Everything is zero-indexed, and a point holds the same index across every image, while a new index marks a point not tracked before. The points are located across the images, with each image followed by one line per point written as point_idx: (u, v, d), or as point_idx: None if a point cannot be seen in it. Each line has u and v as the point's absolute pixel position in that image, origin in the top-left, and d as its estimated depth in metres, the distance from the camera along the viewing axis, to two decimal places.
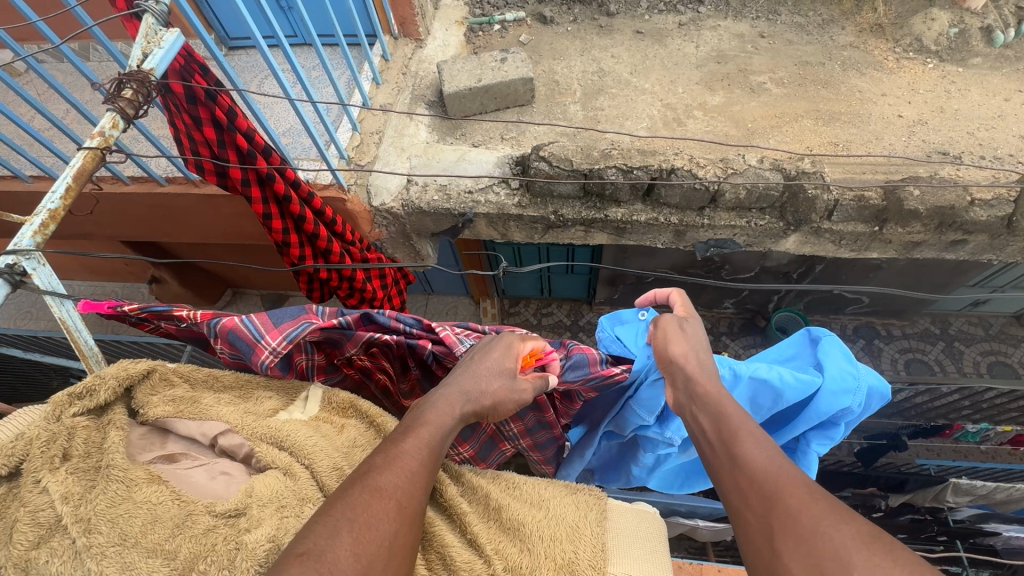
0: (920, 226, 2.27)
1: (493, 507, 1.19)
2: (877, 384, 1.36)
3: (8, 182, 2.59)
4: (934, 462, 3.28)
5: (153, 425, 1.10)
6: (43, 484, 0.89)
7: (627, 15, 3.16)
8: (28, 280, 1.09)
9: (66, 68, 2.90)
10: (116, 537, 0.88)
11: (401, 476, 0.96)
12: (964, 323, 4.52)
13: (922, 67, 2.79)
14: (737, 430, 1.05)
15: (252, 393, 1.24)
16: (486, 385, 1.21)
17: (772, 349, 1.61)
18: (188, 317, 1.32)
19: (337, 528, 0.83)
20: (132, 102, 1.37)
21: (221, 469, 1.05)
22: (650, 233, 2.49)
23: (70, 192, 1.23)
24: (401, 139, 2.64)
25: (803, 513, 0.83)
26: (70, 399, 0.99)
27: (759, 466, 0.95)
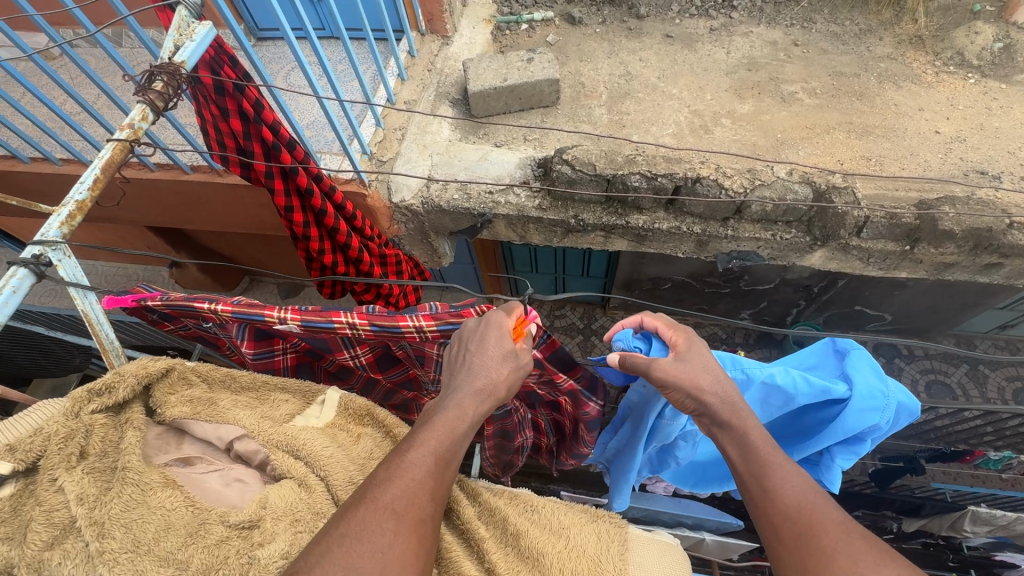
0: (953, 247, 2.20)
1: (511, 532, 1.17)
2: (908, 401, 1.37)
3: (38, 165, 2.65)
4: (951, 487, 3.20)
5: (169, 425, 1.12)
6: (59, 483, 0.89)
7: (658, 18, 3.11)
8: (53, 271, 1.10)
9: (99, 54, 2.95)
10: (129, 543, 0.88)
11: (402, 487, 0.97)
12: (991, 346, 4.38)
13: (963, 82, 2.70)
14: (768, 464, 1.10)
15: (268, 395, 1.24)
16: (496, 375, 1.17)
17: (790, 355, 1.58)
18: (209, 307, 1.32)
19: (330, 545, 0.87)
20: (162, 95, 1.38)
21: (235, 476, 1.06)
22: (671, 241, 2.45)
23: (97, 183, 1.24)
24: (423, 136, 2.64)
25: (841, 557, 0.94)
26: (89, 395, 0.98)
27: (796, 505, 1.03)
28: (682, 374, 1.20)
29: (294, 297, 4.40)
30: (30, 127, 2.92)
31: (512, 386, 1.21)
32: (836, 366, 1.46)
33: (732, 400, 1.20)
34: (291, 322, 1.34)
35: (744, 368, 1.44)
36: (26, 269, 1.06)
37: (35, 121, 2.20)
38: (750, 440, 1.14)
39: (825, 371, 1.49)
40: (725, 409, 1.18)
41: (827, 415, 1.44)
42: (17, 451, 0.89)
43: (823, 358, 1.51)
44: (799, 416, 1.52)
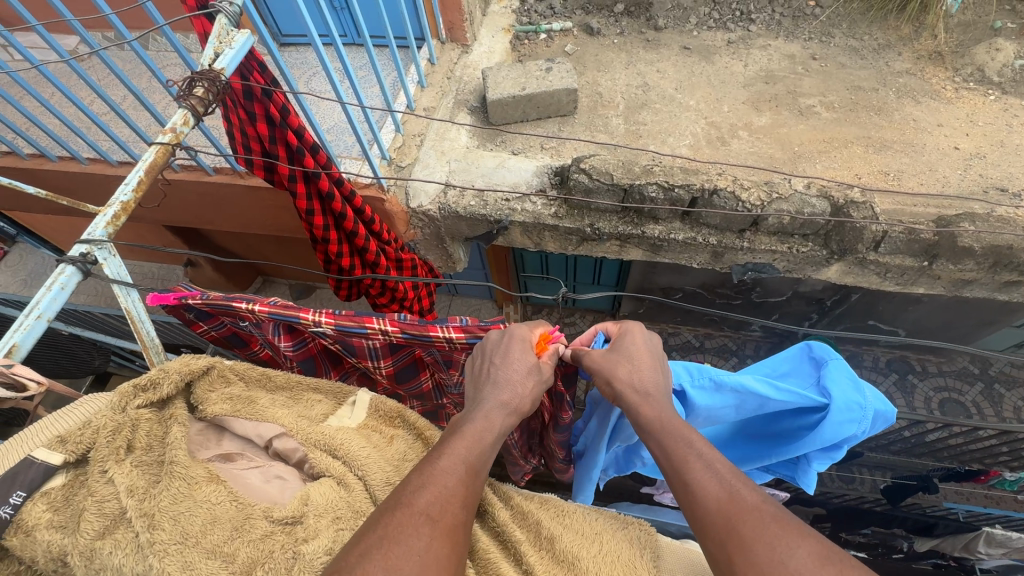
0: (972, 264, 2.19)
1: (545, 536, 1.18)
2: (885, 407, 1.36)
3: (66, 163, 2.71)
4: (965, 507, 3.15)
5: (209, 421, 1.14)
6: (110, 475, 0.91)
7: (676, 30, 3.12)
8: (99, 269, 1.17)
9: (128, 57, 3.03)
10: (178, 535, 0.89)
11: (435, 494, 0.96)
12: (1006, 364, 4.33)
13: (983, 98, 2.69)
14: (688, 454, 1.06)
15: (302, 395, 1.28)
16: (522, 390, 1.21)
17: (768, 362, 1.60)
18: (246, 307, 1.35)
19: (370, 548, 0.85)
20: (203, 101, 1.42)
21: (275, 473, 1.07)
22: (686, 252, 2.45)
23: (140, 185, 1.29)
24: (441, 143, 2.67)
25: (758, 544, 0.88)
26: (135, 390, 1.02)
27: (714, 495, 0.98)
28: (606, 364, 1.29)
29: (307, 298, 4.44)
30: (60, 127, 2.99)
31: (537, 403, 1.25)
32: (812, 375, 1.47)
33: (647, 393, 1.21)
34: (324, 325, 1.38)
35: (712, 375, 1.46)
36: (73, 268, 1.12)
37: (69, 122, 2.26)
38: (667, 433, 1.12)
39: (800, 379, 1.50)
40: (637, 399, 1.21)
41: (808, 424, 1.43)
42: (68, 443, 0.93)
43: (797, 365, 1.53)
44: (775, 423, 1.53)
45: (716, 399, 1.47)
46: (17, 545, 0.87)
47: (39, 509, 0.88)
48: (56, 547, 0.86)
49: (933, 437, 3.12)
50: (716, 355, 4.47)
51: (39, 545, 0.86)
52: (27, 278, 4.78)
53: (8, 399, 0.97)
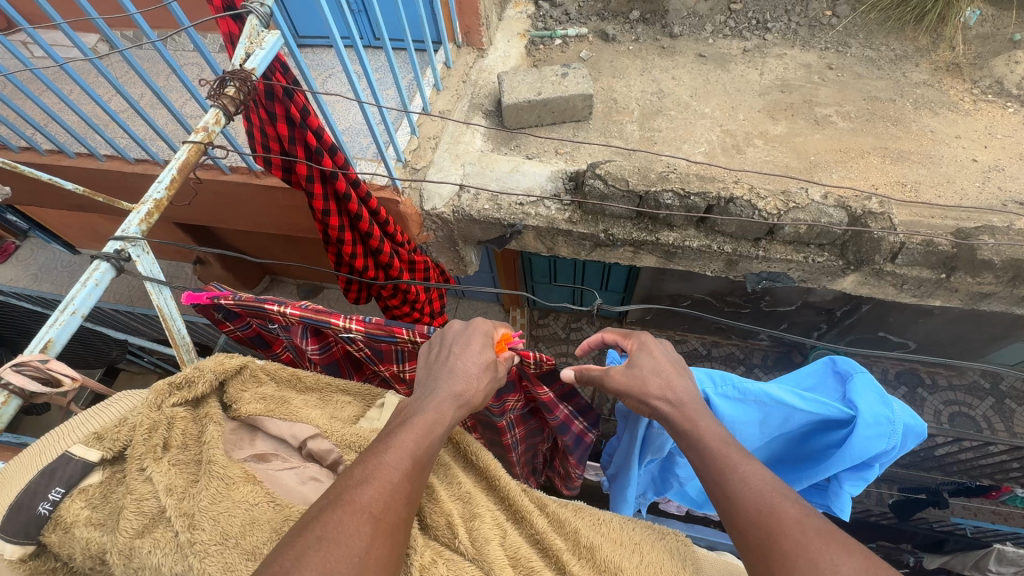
0: (991, 277, 2.17)
1: (583, 545, 1.14)
2: (915, 423, 1.33)
3: (84, 160, 2.73)
4: (973, 523, 3.12)
5: (242, 421, 1.14)
6: (148, 473, 0.90)
7: (691, 37, 3.12)
8: (132, 266, 1.18)
9: (148, 56, 3.06)
10: (218, 535, 0.86)
11: (379, 489, 0.89)
12: (1018, 379, 4.28)
13: (1002, 110, 2.67)
14: (726, 465, 1.04)
15: (331, 397, 1.27)
16: (476, 382, 1.15)
17: (792, 375, 1.59)
18: (277, 310, 1.35)
19: (306, 548, 0.78)
20: (234, 101, 1.43)
21: (311, 474, 1.05)
22: (700, 260, 2.44)
23: (174, 183, 1.30)
24: (456, 146, 2.67)
25: (800, 559, 0.87)
26: (170, 388, 1.02)
27: (754, 506, 0.97)
28: (631, 382, 1.27)
29: (315, 298, 4.45)
30: (78, 123, 3.01)
31: (489, 396, 1.19)
32: (839, 388, 1.45)
33: (682, 404, 1.20)
34: (354, 330, 1.37)
35: (737, 385, 1.47)
36: (107, 264, 1.14)
37: (89, 119, 2.28)
38: (707, 444, 1.11)
39: (827, 392, 1.48)
40: (676, 412, 1.19)
41: (835, 439, 1.41)
42: (104, 440, 0.92)
43: (822, 380, 1.51)
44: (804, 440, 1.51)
45: (739, 410, 1.47)
46: (56, 542, 0.86)
47: (77, 506, 0.87)
48: (95, 545, 0.85)
49: (944, 451, 3.08)
50: (723, 363, 4.44)
51: (77, 542, 0.85)
52: (37, 272, 4.81)
53: (44, 395, 0.97)
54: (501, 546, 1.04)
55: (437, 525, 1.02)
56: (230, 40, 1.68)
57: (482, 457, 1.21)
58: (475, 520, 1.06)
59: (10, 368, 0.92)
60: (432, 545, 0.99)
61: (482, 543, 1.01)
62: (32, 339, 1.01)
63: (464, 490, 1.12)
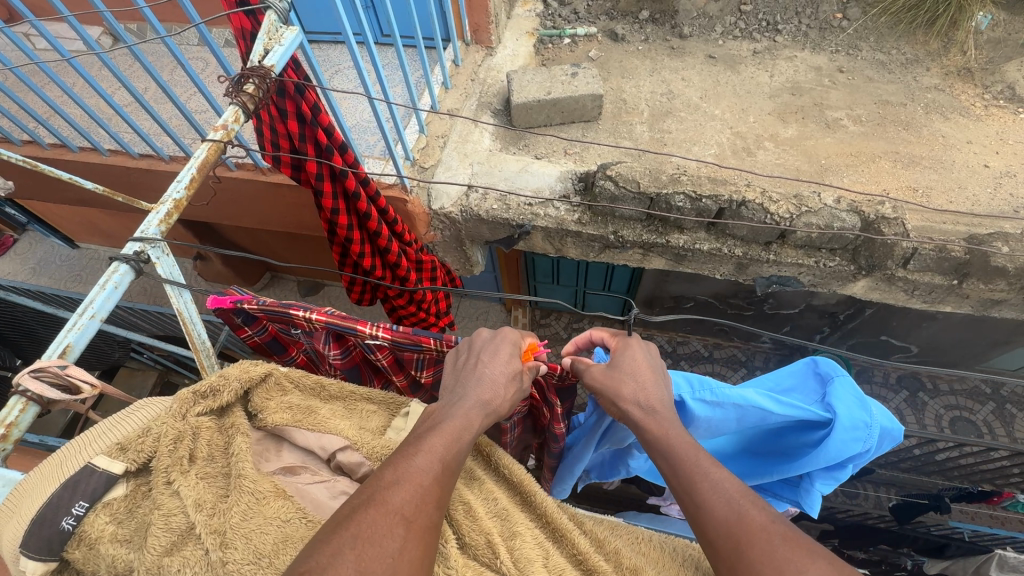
0: (1003, 284, 2.17)
1: (626, 566, 1.00)
2: (892, 426, 1.31)
3: (88, 155, 2.70)
4: (971, 527, 3.10)
5: (268, 431, 1.10)
6: (176, 487, 0.88)
7: (700, 38, 3.10)
8: (152, 268, 1.16)
9: (154, 50, 3.03)
10: (251, 555, 0.84)
11: (411, 492, 0.88)
12: (1019, 385, 4.28)
13: (1013, 116, 2.66)
14: (696, 471, 1.00)
15: (355, 405, 1.24)
16: (502, 391, 1.14)
17: (769, 375, 1.55)
18: (302, 315, 1.33)
19: (341, 546, 0.77)
20: (253, 99, 1.41)
21: (341, 489, 1.03)
22: (710, 263, 2.43)
23: (193, 182, 1.29)
24: (464, 145, 2.65)
25: (767, 566, 0.85)
26: (195, 397, 1.01)
27: (723, 515, 0.94)
28: (610, 381, 1.20)
29: (316, 295, 4.42)
30: (81, 117, 2.98)
31: (515, 407, 1.18)
32: (816, 390, 1.41)
33: (653, 409, 1.14)
34: (380, 337, 1.37)
35: (714, 389, 1.40)
36: (127, 266, 1.13)
37: (94, 114, 2.24)
38: (679, 449, 1.05)
39: (804, 394, 1.45)
40: (646, 418, 1.13)
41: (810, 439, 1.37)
42: (128, 451, 0.90)
43: (802, 381, 1.47)
44: (777, 436, 1.46)
45: (718, 412, 1.41)
46: (80, 558, 0.84)
47: (102, 521, 0.85)
48: (121, 562, 0.83)
49: (948, 456, 3.08)
50: (725, 366, 4.43)
51: (103, 559, 0.83)
52: (36, 267, 4.78)
53: (62, 401, 0.97)
54: (544, 568, 0.95)
55: (477, 544, 0.95)
56: (242, 35, 1.65)
57: (515, 470, 1.11)
58: (515, 539, 0.98)
59: (28, 376, 0.91)
60: (473, 566, 0.92)
61: (525, 565, 0.94)
62: (50, 344, 1.00)
63: (501, 506, 1.03)
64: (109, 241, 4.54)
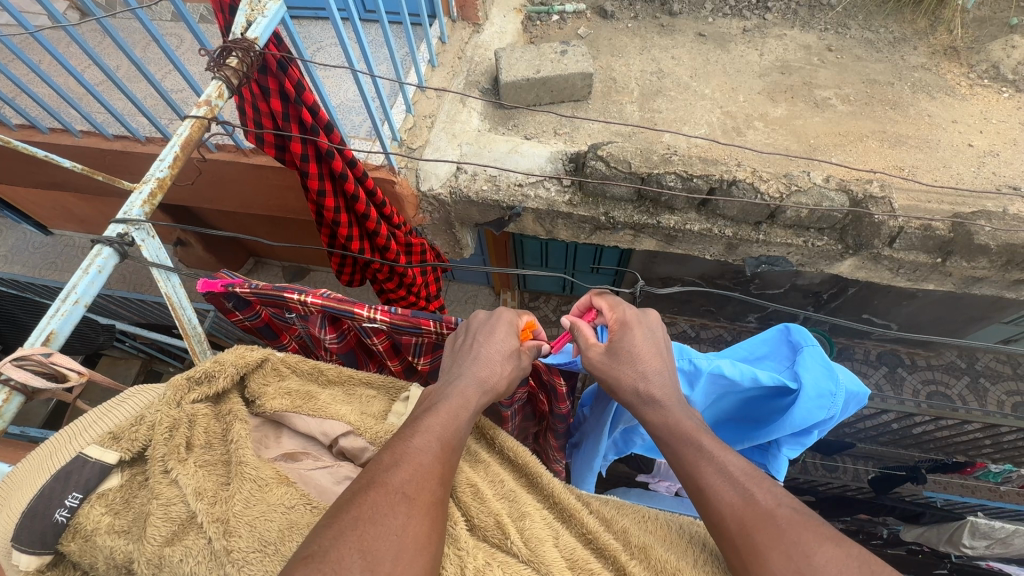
0: (985, 262, 2.21)
1: (636, 545, 0.99)
2: (857, 389, 1.30)
3: (58, 136, 2.59)
4: (943, 496, 3.19)
5: (266, 417, 1.09)
6: (175, 476, 0.86)
7: (691, 16, 3.06)
8: (137, 251, 1.12)
9: (126, 25, 2.91)
10: (256, 542, 0.81)
11: (411, 471, 0.88)
12: (993, 359, 4.43)
13: (997, 96, 2.69)
14: (698, 458, 1.02)
15: (354, 390, 1.21)
16: (498, 369, 1.13)
17: (745, 343, 1.52)
18: (298, 299, 1.31)
19: (343, 528, 0.77)
20: (237, 73, 1.36)
21: (345, 474, 1.01)
22: (700, 243, 2.43)
23: (176, 161, 1.25)
24: (452, 125, 2.59)
25: (773, 551, 0.87)
26: (189, 383, 0.98)
27: (728, 500, 0.95)
28: (609, 371, 1.20)
29: (302, 280, 4.35)
30: (50, 96, 2.86)
31: (513, 386, 1.17)
32: (788, 358, 1.38)
33: (652, 399, 1.14)
34: (378, 321, 1.35)
35: (691, 359, 1.39)
36: (111, 249, 1.09)
37: (63, 91, 2.13)
38: (680, 436, 1.07)
39: (776, 363, 1.42)
40: (646, 407, 1.13)
41: (778, 406, 1.34)
42: (122, 440, 0.88)
43: (775, 349, 1.44)
44: (752, 405, 1.43)
45: (692, 387, 1.41)
46: (76, 551, 0.82)
47: (98, 512, 0.83)
48: (120, 553, 0.80)
49: (924, 429, 3.19)
50: (712, 345, 4.49)
51: (101, 551, 0.81)
52: (7, 255, 4.63)
53: (47, 391, 0.93)
54: (556, 547, 0.94)
55: (486, 525, 0.94)
56: (221, 8, 1.58)
57: (519, 453, 1.12)
58: (524, 519, 0.97)
59: (10, 364, 0.88)
60: (484, 547, 0.92)
61: (536, 544, 0.93)
62: (33, 331, 0.96)
63: (508, 488, 1.03)
64: (84, 226, 4.40)
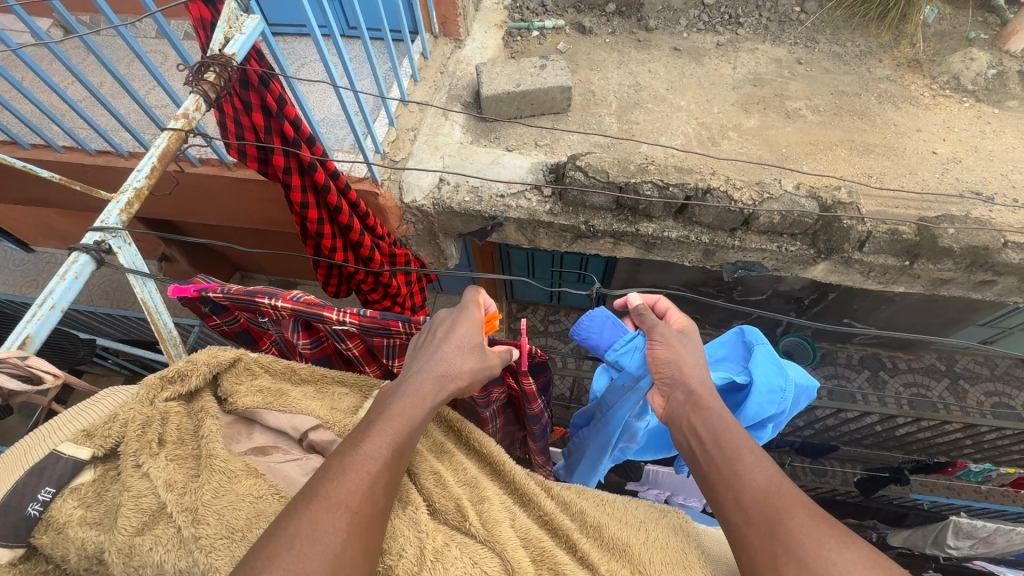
0: (950, 264, 2.29)
1: (591, 524, 1.05)
2: (805, 382, 1.37)
3: (41, 152, 2.60)
4: (929, 498, 3.21)
5: (239, 414, 1.10)
6: (145, 469, 0.87)
7: (666, 31, 3.16)
8: (114, 258, 1.15)
9: (110, 42, 2.95)
10: (224, 529, 0.83)
11: (356, 481, 0.87)
12: (971, 361, 4.54)
13: (958, 105, 2.80)
14: (737, 446, 1.04)
15: (327, 388, 1.22)
16: (457, 366, 1.13)
17: (706, 345, 1.55)
18: (269, 302, 1.33)
19: (277, 548, 0.77)
20: (214, 87, 1.39)
21: (314, 466, 1.03)
22: (678, 250, 2.49)
23: (153, 172, 1.27)
24: (435, 138, 2.64)
25: (806, 538, 0.87)
26: (162, 382, 1.00)
27: (761, 486, 0.97)
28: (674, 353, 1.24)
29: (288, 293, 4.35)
30: (33, 112, 2.88)
31: (475, 381, 1.17)
32: (743, 358, 1.42)
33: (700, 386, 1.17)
34: (348, 323, 1.37)
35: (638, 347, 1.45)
36: (87, 256, 1.10)
37: (44, 106, 2.14)
38: (720, 422, 1.10)
39: (733, 363, 1.45)
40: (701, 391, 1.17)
41: (732, 403, 1.40)
42: (95, 437, 0.90)
43: (732, 349, 1.47)
44: None
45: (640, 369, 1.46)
46: (48, 543, 0.83)
47: (70, 506, 0.84)
48: (91, 544, 0.82)
49: (904, 431, 3.23)
50: None
51: (72, 542, 0.82)
52: None
53: (23, 393, 0.94)
54: (511, 527, 0.97)
55: (446, 509, 0.97)
56: (202, 26, 1.62)
57: (485, 442, 1.14)
58: (484, 503, 1.00)
59: None
60: (443, 530, 0.94)
61: (493, 525, 0.95)
62: (9, 335, 0.97)
63: (470, 475, 1.06)
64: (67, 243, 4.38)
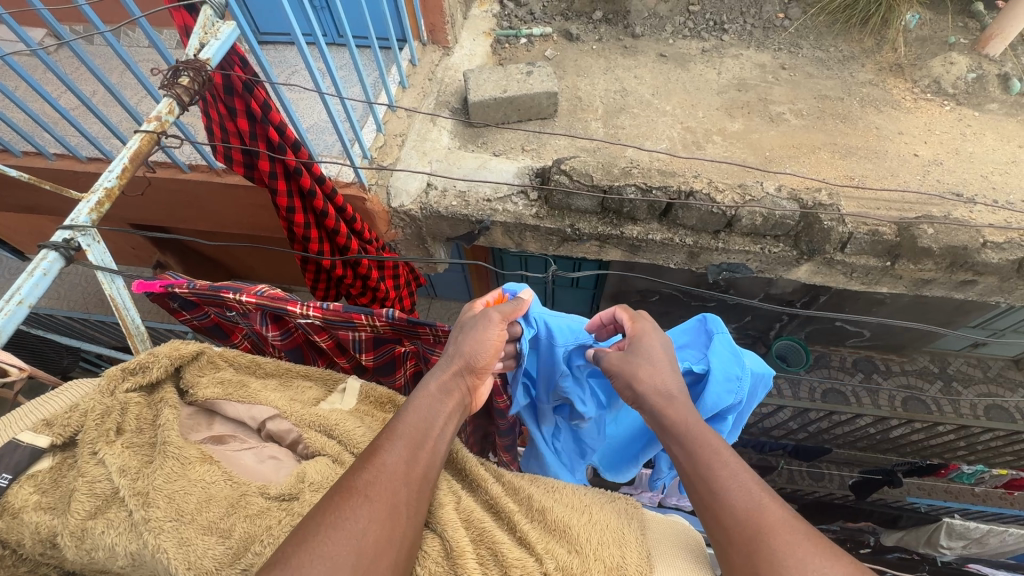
0: (931, 264, 2.32)
1: (536, 508, 1.05)
2: (761, 371, 1.39)
3: (31, 159, 2.64)
4: (924, 501, 3.18)
5: (200, 406, 1.13)
6: (100, 455, 0.89)
7: (652, 38, 3.20)
8: (82, 255, 1.17)
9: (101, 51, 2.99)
10: (173, 512, 0.85)
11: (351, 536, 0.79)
12: (963, 363, 4.55)
13: (939, 108, 2.84)
14: (714, 459, 0.99)
15: (292, 381, 1.29)
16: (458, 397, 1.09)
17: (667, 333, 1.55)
18: (234, 297, 1.36)
19: None
20: (188, 90, 1.42)
21: (270, 453, 1.04)
22: (664, 252, 2.51)
23: (125, 172, 1.30)
24: (423, 143, 2.68)
25: (790, 557, 0.82)
26: (123, 374, 1.03)
27: (743, 505, 0.92)
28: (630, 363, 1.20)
29: None
30: (25, 120, 2.92)
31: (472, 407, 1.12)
32: (704, 347, 1.42)
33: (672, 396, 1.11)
34: (312, 316, 1.39)
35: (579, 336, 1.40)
36: (56, 254, 1.13)
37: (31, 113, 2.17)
38: (696, 434, 1.05)
39: (694, 351, 1.45)
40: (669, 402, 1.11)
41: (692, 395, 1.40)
42: (54, 425, 0.92)
43: (694, 338, 1.47)
44: None
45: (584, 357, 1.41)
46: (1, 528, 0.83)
47: (26, 491, 0.85)
48: (44, 528, 0.82)
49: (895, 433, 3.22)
50: None
51: (27, 527, 0.83)
52: None
53: None
54: (455, 510, 0.98)
55: None
56: (185, 32, 1.66)
57: None
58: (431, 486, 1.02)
59: None
60: None
61: (436, 507, 0.97)
62: None
63: None
64: None
